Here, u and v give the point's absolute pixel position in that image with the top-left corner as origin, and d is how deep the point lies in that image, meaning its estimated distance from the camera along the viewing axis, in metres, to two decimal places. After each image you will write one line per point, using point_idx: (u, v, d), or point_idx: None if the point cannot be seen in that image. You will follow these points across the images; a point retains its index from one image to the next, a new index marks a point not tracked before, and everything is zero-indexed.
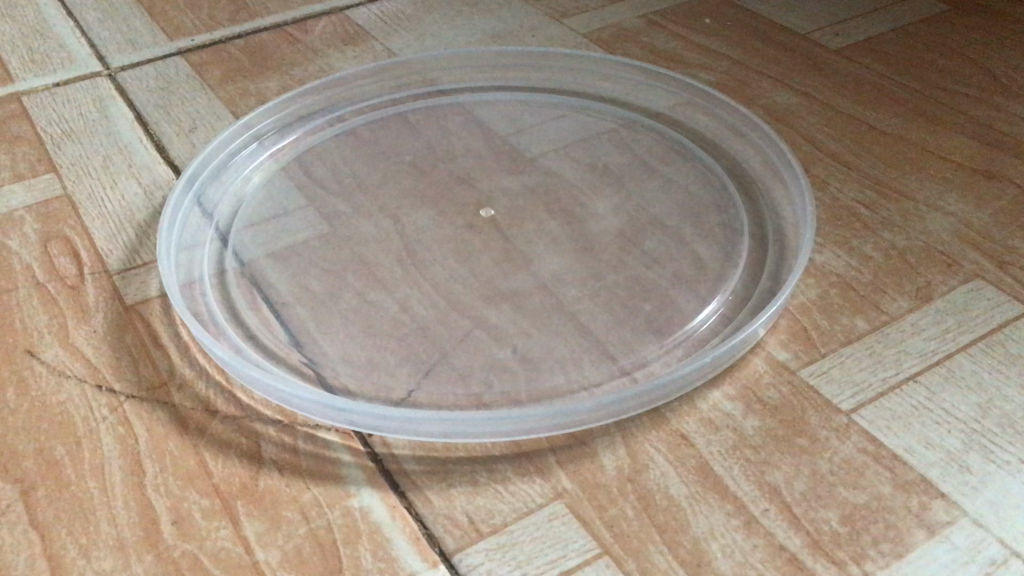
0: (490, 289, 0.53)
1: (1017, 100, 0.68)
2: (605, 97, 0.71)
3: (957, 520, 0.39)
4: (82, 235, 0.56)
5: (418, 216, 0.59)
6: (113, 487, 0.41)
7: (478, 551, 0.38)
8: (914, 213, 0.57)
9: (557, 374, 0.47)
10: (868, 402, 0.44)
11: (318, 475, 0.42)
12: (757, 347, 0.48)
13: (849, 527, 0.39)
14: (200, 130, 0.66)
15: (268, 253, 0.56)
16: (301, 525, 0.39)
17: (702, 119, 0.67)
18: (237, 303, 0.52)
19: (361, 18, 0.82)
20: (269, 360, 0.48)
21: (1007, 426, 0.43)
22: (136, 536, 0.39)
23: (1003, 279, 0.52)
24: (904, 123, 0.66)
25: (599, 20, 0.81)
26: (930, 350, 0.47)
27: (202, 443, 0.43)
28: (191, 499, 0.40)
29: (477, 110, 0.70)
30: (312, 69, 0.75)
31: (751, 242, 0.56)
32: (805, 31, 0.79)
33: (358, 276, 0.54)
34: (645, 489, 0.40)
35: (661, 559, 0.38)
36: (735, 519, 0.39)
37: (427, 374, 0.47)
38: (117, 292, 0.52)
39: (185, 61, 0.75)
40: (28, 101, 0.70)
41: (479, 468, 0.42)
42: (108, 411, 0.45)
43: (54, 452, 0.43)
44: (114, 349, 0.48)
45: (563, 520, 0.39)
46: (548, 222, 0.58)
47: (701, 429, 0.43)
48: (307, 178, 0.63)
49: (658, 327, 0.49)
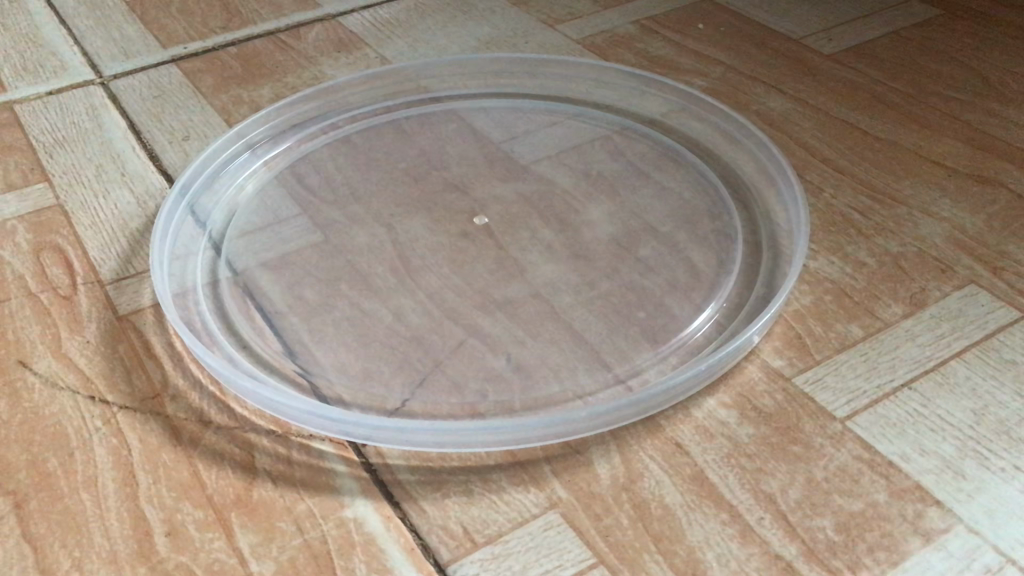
0: (485, 297, 0.53)
1: (1010, 104, 0.68)
2: (599, 104, 0.71)
3: (952, 527, 0.39)
4: (75, 244, 0.56)
5: (413, 224, 0.59)
6: (106, 499, 0.41)
7: (473, 561, 0.38)
8: (908, 218, 0.57)
9: (553, 383, 0.47)
10: (863, 408, 0.44)
11: (312, 485, 0.42)
12: (752, 354, 0.48)
13: (844, 536, 0.39)
14: (194, 138, 0.66)
15: (262, 262, 0.56)
16: (296, 537, 0.39)
17: (695, 125, 0.67)
18: (230, 312, 0.52)
19: (354, 25, 0.82)
20: (263, 370, 0.48)
21: (1002, 432, 0.43)
22: (129, 548, 0.39)
23: (997, 285, 0.52)
24: (898, 129, 0.66)
25: (592, 26, 0.81)
26: (925, 356, 0.47)
27: (196, 454, 0.43)
28: (185, 511, 0.40)
29: (471, 117, 0.70)
30: (305, 76, 0.75)
31: (746, 249, 0.56)
32: (799, 35, 0.79)
33: (353, 285, 0.53)
34: (640, 497, 0.40)
35: (655, 567, 0.38)
36: (730, 528, 0.39)
37: (421, 383, 0.47)
38: (110, 301, 0.52)
39: (178, 69, 0.75)
40: (21, 110, 0.70)
41: (474, 478, 0.42)
42: (102, 422, 0.44)
43: (47, 464, 0.42)
44: (107, 360, 0.48)
45: (557, 529, 0.39)
46: (542, 230, 0.58)
47: (696, 438, 0.43)
48: (300, 186, 0.63)
49: (653, 335, 0.49)
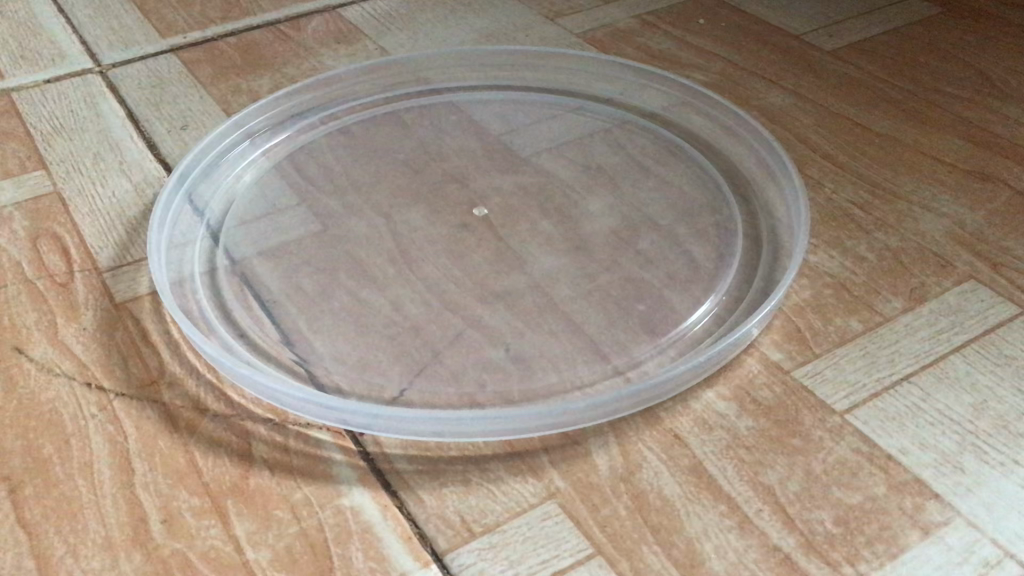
0: (484, 288, 0.52)
1: (1011, 102, 0.68)
2: (599, 97, 0.71)
3: (951, 520, 0.39)
4: (72, 232, 0.56)
5: (412, 215, 0.59)
6: (102, 486, 0.41)
7: (471, 550, 0.38)
8: (908, 214, 0.57)
9: (551, 373, 0.47)
10: (863, 402, 0.44)
11: (309, 474, 0.41)
12: (751, 347, 0.48)
13: (843, 528, 0.39)
14: (192, 127, 0.66)
15: (260, 251, 0.55)
16: (293, 525, 0.39)
17: (696, 120, 0.67)
18: (228, 300, 0.52)
19: (354, 17, 0.82)
20: (260, 359, 0.47)
21: (1001, 427, 0.43)
22: (125, 535, 0.39)
23: (996, 280, 0.52)
24: (898, 125, 0.66)
25: (593, 20, 0.81)
26: (925, 351, 0.47)
27: (192, 442, 0.43)
28: (181, 498, 0.40)
29: (470, 109, 0.70)
30: (304, 67, 0.74)
31: (746, 242, 0.56)
32: (799, 31, 0.79)
33: (352, 274, 0.53)
34: (638, 489, 0.40)
35: (655, 559, 0.37)
36: (728, 519, 0.39)
37: (420, 373, 0.47)
38: (107, 289, 0.51)
39: (177, 58, 0.75)
40: (19, 97, 0.69)
41: (472, 468, 0.42)
42: (97, 409, 0.44)
43: (42, 450, 0.42)
44: (103, 347, 0.48)
45: (555, 519, 0.39)
46: (541, 221, 0.58)
47: (695, 429, 0.43)
48: (299, 176, 0.63)
49: (652, 327, 0.49)
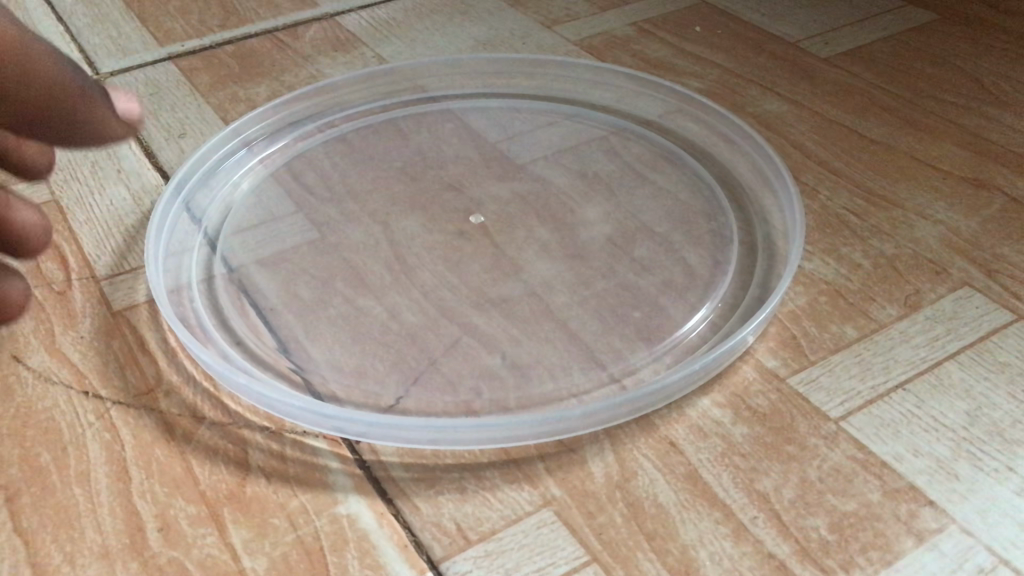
0: (480, 296, 0.53)
1: (1006, 108, 0.69)
2: (596, 105, 0.71)
3: (945, 527, 0.39)
4: (70, 240, 0.56)
5: (409, 223, 0.59)
6: (99, 494, 0.41)
7: (467, 558, 0.38)
8: (903, 221, 0.57)
9: (547, 381, 0.47)
10: (858, 409, 0.44)
11: (306, 482, 0.41)
12: (746, 355, 0.48)
13: (837, 535, 0.39)
14: (190, 136, 0.66)
15: (257, 259, 0.56)
16: (289, 533, 0.39)
17: (692, 127, 0.67)
18: (225, 308, 0.52)
19: (352, 25, 0.82)
20: (257, 366, 0.47)
21: (995, 433, 0.43)
22: (122, 543, 0.39)
23: (991, 287, 0.52)
24: (893, 132, 0.66)
25: (589, 28, 0.81)
26: (919, 358, 0.47)
27: (190, 450, 0.43)
28: (178, 506, 0.40)
29: (468, 117, 0.70)
30: (302, 75, 0.75)
31: (741, 250, 0.56)
32: (794, 39, 0.79)
33: (348, 282, 0.53)
34: (634, 496, 0.40)
35: (650, 566, 0.38)
36: (723, 527, 0.39)
37: (416, 380, 0.47)
38: (105, 297, 0.52)
39: (175, 66, 0.75)
40: None
41: (468, 476, 0.42)
42: (95, 417, 0.44)
43: (40, 459, 0.42)
44: (100, 355, 0.48)
45: (551, 527, 0.39)
46: (537, 229, 0.58)
47: (690, 436, 0.43)
48: (296, 184, 0.63)
49: (648, 334, 0.50)
